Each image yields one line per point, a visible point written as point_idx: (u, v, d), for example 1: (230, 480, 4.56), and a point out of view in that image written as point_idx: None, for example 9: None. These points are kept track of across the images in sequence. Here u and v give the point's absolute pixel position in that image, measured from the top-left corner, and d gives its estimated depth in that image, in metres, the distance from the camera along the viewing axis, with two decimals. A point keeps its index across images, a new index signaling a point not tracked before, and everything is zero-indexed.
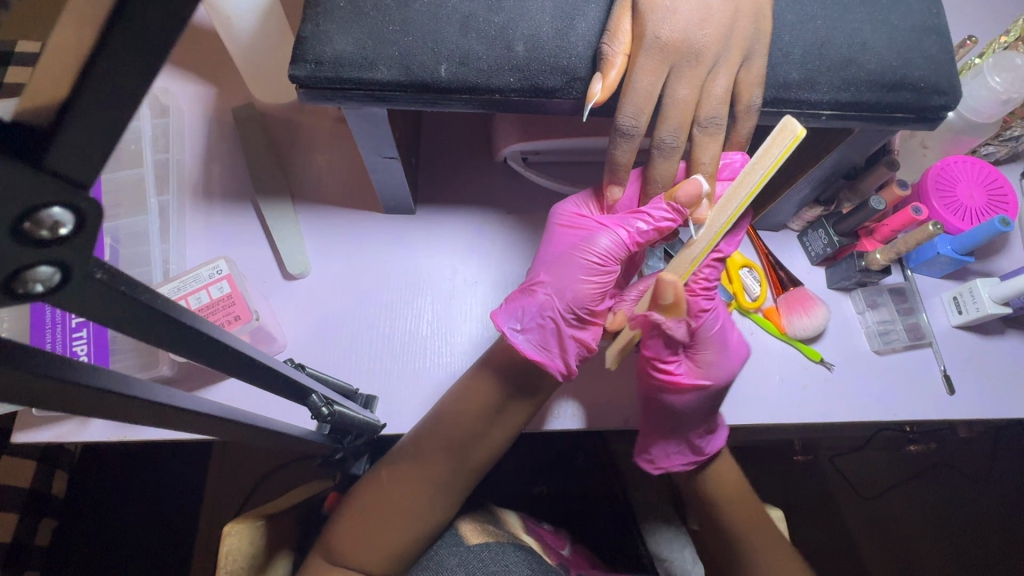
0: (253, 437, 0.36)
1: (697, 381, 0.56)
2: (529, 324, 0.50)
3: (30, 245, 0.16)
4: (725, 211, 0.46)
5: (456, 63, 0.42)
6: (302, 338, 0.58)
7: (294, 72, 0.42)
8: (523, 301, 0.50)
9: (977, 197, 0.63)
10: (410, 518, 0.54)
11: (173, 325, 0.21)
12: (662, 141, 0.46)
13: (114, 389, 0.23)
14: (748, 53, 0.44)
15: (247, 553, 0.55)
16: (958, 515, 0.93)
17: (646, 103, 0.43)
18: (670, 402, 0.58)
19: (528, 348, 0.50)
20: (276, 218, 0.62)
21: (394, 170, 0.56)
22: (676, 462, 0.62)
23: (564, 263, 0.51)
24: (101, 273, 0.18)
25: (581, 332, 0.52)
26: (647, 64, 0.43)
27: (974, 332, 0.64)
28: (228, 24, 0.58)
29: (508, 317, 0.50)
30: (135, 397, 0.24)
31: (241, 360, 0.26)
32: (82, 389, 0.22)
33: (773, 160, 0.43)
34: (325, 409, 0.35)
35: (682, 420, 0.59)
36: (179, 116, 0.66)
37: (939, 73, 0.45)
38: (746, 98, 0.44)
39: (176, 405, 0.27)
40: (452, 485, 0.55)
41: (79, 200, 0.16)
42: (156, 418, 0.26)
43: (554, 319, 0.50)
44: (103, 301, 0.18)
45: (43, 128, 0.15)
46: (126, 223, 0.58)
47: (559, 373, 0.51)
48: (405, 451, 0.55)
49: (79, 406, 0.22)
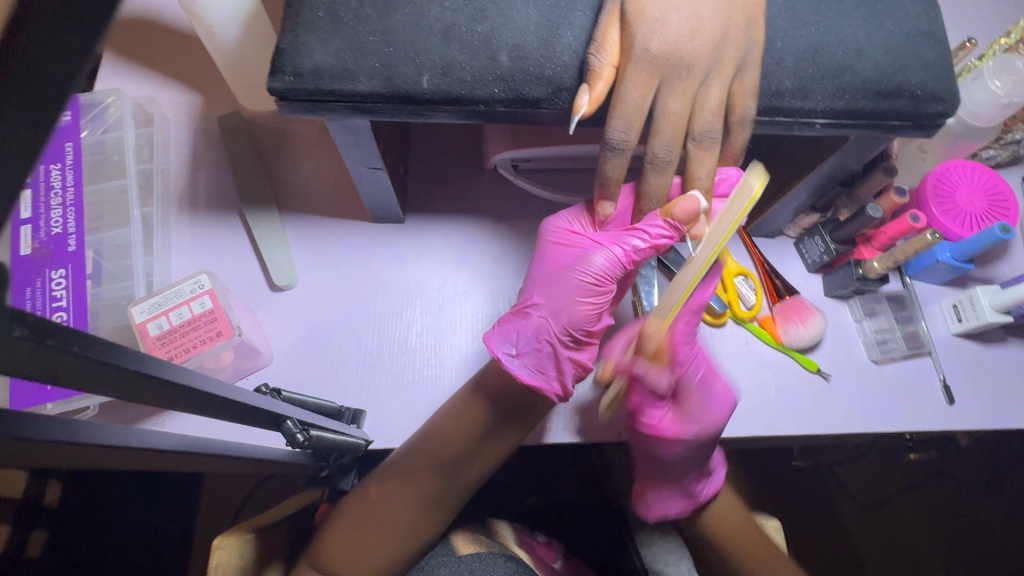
0: (228, 465, 0.34)
1: (680, 432, 0.54)
2: (525, 349, 0.49)
3: None
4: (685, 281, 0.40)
5: (439, 74, 0.41)
6: (289, 352, 0.57)
7: (272, 84, 0.41)
8: (518, 324, 0.49)
9: (977, 203, 0.62)
10: (399, 533, 0.53)
11: (110, 371, 0.20)
12: (654, 155, 0.45)
13: (61, 438, 0.22)
14: (740, 63, 0.43)
15: (236, 566, 0.54)
16: (957, 521, 0.92)
17: (636, 116, 0.42)
18: (659, 450, 0.56)
19: (523, 373, 0.49)
20: (262, 229, 0.61)
21: (380, 180, 0.55)
22: (669, 507, 0.60)
23: (558, 283, 0.50)
24: (21, 330, 0.16)
25: (578, 353, 0.51)
26: (636, 74, 0.41)
27: (974, 341, 0.63)
28: (210, 32, 0.56)
29: (503, 341, 0.49)
30: (88, 443, 0.23)
31: (202, 397, 0.25)
32: (29, 441, 0.20)
33: (732, 222, 0.39)
34: (301, 435, 0.34)
35: (673, 470, 0.58)
36: (164, 125, 0.65)
37: (937, 79, 0.44)
38: (740, 108, 0.43)
39: (133, 445, 0.25)
40: (442, 501, 0.54)
41: None
42: (111, 461, 0.25)
43: (551, 342, 0.49)
44: (28, 357, 0.17)
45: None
46: (107, 236, 0.57)
47: (556, 396, 0.49)
48: (395, 466, 0.54)
49: (22, 457, 0.21)
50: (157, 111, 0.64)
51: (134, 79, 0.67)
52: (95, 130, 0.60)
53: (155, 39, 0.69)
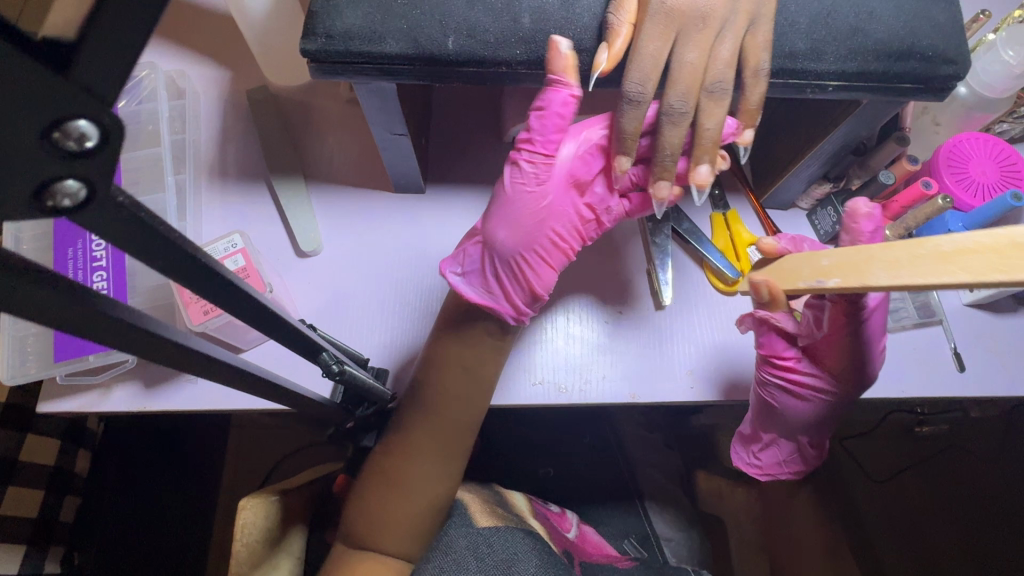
0: (270, 397, 0.37)
1: (824, 384, 0.56)
2: (468, 268, 0.54)
3: (55, 154, 0.16)
4: (874, 277, 0.35)
5: (464, 36, 0.43)
6: (314, 312, 0.60)
7: (305, 45, 0.43)
8: (468, 247, 0.54)
9: (989, 173, 0.62)
10: (412, 489, 0.55)
11: (186, 257, 0.22)
12: (670, 107, 0.45)
13: (151, 331, 0.24)
14: (754, 17, 0.44)
15: (260, 527, 0.56)
16: (968, 496, 0.92)
17: (652, 69, 0.44)
18: (788, 407, 0.57)
19: (469, 291, 0.54)
20: (289, 198, 0.63)
21: (403, 148, 0.57)
22: (787, 468, 0.61)
23: (502, 202, 0.53)
24: (123, 197, 0.19)
25: (528, 271, 0.53)
26: (653, 29, 0.44)
27: (985, 311, 0.63)
28: (241, 6, 0.58)
29: (452, 263, 0.54)
30: (171, 341, 0.25)
31: (253, 304, 0.27)
32: (119, 324, 0.22)
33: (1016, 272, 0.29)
34: (335, 366, 0.36)
35: (796, 423, 0.58)
36: (195, 98, 0.67)
37: (948, 41, 0.45)
38: (754, 62, 0.44)
39: (209, 353, 0.28)
40: (451, 451, 0.57)
41: (102, 114, 0.17)
42: (189, 365, 0.27)
43: (492, 261, 0.53)
44: (125, 228, 0.20)
45: (67, 44, 0.16)
46: (143, 201, 0.59)
47: (509, 315, 0.54)
48: (404, 422, 0.57)
49: (121, 345, 0.23)
50: (189, 85, 0.67)
51: (167, 55, 0.69)
52: (131, 102, 0.62)
53: (186, 18, 0.71)
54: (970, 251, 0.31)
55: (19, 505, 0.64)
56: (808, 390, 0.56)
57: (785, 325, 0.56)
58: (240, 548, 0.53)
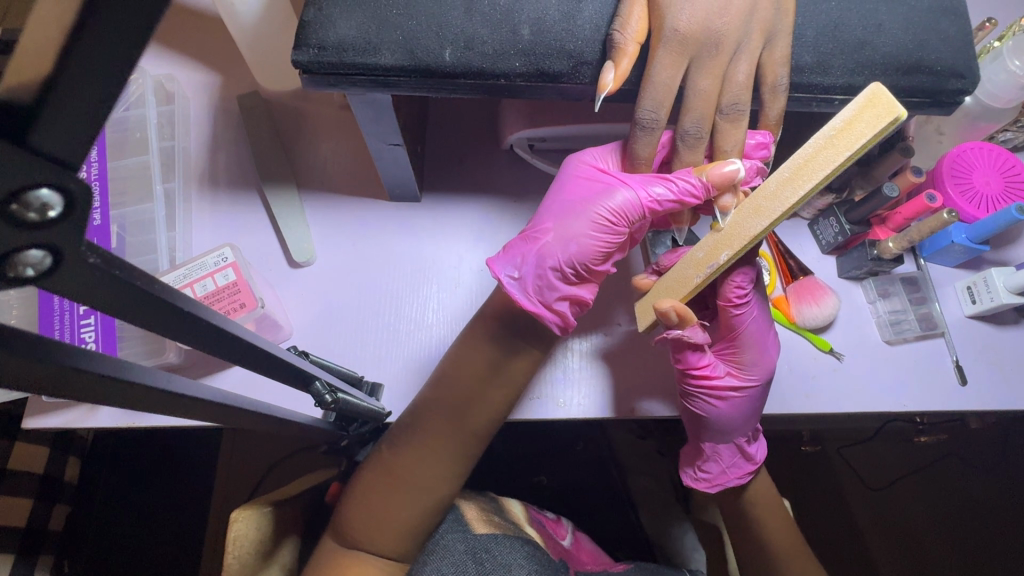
0: (259, 424, 0.35)
1: (740, 381, 0.55)
2: (525, 272, 0.48)
3: (15, 224, 0.15)
4: (785, 199, 0.41)
5: (461, 48, 0.42)
6: (309, 325, 0.58)
7: (297, 57, 0.41)
8: (524, 247, 0.49)
9: (993, 184, 0.62)
10: (418, 492, 0.52)
11: (164, 308, 0.21)
12: (685, 132, 0.45)
13: (130, 379, 0.23)
14: (771, 34, 0.43)
15: (252, 539, 0.54)
16: (963, 504, 0.93)
17: (666, 96, 0.43)
18: (715, 412, 0.55)
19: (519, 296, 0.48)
20: (282, 206, 0.62)
21: (399, 157, 0.55)
22: (731, 475, 0.59)
23: (572, 214, 0.48)
24: (95, 256, 0.18)
25: (576, 288, 0.50)
26: (667, 56, 0.42)
27: (987, 323, 0.63)
28: (231, 10, 0.57)
29: (505, 264, 0.48)
30: (151, 387, 0.24)
31: (238, 343, 0.26)
32: (97, 379, 0.21)
33: (851, 133, 0.38)
34: (328, 396, 0.35)
35: (727, 426, 0.57)
36: (184, 103, 0.65)
37: (957, 55, 0.44)
38: (772, 76, 0.43)
39: (192, 395, 0.27)
40: (462, 454, 0.54)
41: (66, 179, 0.16)
42: (171, 407, 0.26)
43: (553, 272, 0.48)
44: (98, 284, 0.19)
45: (34, 103, 0.14)
46: (132, 210, 0.58)
47: (556, 326, 0.49)
48: (405, 425, 0.54)
49: (99, 396, 0.22)
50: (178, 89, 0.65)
51: (156, 59, 0.67)
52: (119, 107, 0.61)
53: (177, 20, 0.69)
54: (808, 158, 0.40)
55: (8, 515, 0.62)
56: (729, 392, 0.55)
57: (697, 339, 0.51)
58: (230, 562, 0.52)
